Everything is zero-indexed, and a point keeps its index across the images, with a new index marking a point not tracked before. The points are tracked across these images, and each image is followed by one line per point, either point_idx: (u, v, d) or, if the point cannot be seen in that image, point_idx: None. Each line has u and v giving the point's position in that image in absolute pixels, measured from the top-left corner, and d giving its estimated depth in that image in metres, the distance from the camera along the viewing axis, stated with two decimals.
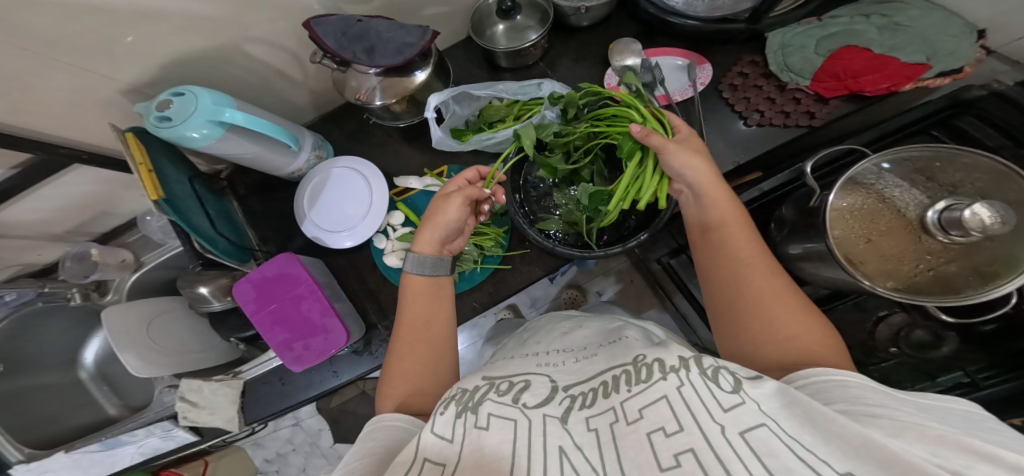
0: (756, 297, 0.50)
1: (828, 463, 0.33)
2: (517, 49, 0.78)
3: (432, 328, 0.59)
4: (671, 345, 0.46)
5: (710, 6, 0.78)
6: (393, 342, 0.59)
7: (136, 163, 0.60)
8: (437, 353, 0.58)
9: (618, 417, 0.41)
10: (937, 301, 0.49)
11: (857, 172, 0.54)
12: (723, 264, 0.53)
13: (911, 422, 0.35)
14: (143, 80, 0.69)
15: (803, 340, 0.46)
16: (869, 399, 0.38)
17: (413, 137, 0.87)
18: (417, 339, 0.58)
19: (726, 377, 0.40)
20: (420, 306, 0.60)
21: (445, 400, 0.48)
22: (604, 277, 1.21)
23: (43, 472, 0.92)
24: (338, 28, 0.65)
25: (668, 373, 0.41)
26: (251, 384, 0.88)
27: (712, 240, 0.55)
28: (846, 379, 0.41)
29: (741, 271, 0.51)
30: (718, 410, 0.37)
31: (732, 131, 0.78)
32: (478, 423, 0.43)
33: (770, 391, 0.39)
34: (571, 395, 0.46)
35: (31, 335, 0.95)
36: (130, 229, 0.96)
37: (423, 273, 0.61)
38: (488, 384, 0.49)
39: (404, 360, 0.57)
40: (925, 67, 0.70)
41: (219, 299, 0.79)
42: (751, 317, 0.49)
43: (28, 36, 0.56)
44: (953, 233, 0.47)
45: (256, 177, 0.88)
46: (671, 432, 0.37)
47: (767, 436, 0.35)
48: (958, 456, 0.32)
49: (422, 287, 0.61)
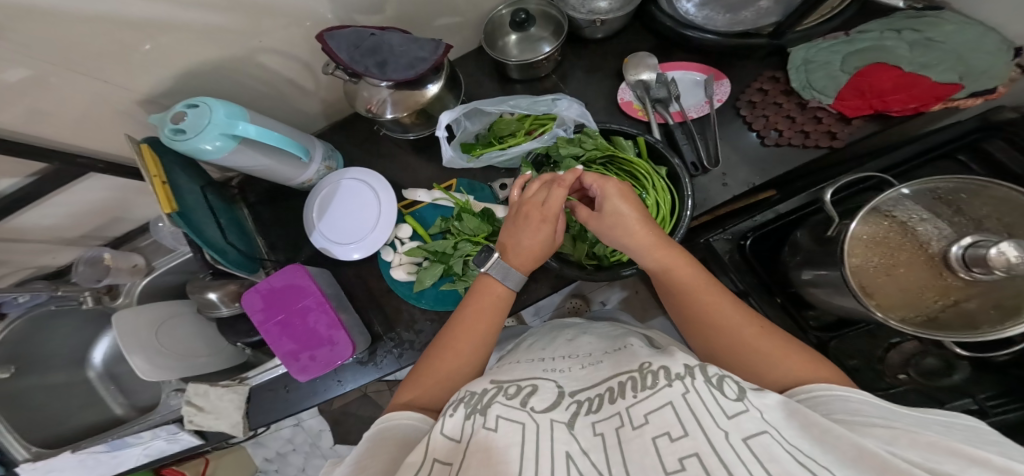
0: (733, 344, 0.49)
1: (828, 468, 0.33)
2: (530, 61, 0.78)
3: (486, 328, 0.59)
4: (677, 353, 0.45)
5: (730, 20, 0.77)
6: (442, 335, 0.60)
7: (151, 175, 0.61)
8: (470, 359, 0.57)
9: (624, 422, 0.40)
10: (954, 336, 0.47)
11: (880, 201, 0.52)
12: (704, 329, 0.52)
13: (905, 429, 0.36)
14: (159, 90, 0.69)
15: (796, 368, 0.45)
16: (871, 412, 0.39)
17: (424, 148, 0.87)
18: (468, 334, 0.58)
19: (730, 386, 0.40)
20: (487, 300, 0.61)
21: (453, 403, 0.48)
22: (608, 286, 1.20)
23: (48, 471, 0.93)
24: (352, 41, 0.65)
25: (673, 379, 0.40)
26: (256, 390, 0.89)
27: (681, 299, 0.54)
28: (848, 393, 0.41)
29: (716, 324, 0.51)
30: (723, 417, 0.36)
31: (747, 149, 0.76)
32: (487, 424, 0.42)
33: (774, 403, 0.39)
34: (577, 400, 0.46)
35: (41, 335, 0.96)
36: (142, 234, 0.97)
37: (507, 286, 0.62)
38: (496, 388, 0.48)
39: (445, 352, 0.57)
40: (957, 88, 0.68)
41: (227, 305, 0.80)
42: (744, 350, 0.48)
43: (47, 47, 0.56)
44: (976, 271, 0.45)
45: (267, 185, 0.88)
46: (675, 437, 0.36)
47: (769, 442, 0.34)
48: (951, 460, 0.33)
49: (491, 292, 0.61)
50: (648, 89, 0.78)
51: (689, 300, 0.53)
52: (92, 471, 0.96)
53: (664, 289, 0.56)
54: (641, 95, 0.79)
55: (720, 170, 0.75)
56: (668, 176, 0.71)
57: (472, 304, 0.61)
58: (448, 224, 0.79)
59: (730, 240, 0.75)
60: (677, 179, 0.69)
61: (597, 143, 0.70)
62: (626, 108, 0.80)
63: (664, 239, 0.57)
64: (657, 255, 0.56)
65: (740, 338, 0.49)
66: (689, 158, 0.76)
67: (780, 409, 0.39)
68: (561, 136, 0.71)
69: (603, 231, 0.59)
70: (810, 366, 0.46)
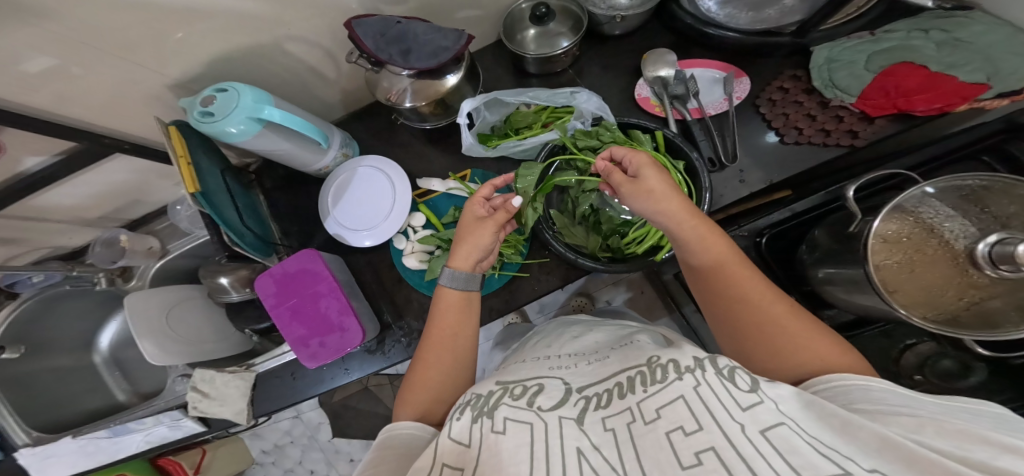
0: (759, 329, 0.49)
1: (853, 460, 0.33)
2: (547, 56, 0.78)
3: (458, 337, 0.58)
4: (685, 346, 0.45)
5: (754, 18, 0.76)
6: (421, 347, 0.59)
7: (177, 156, 0.61)
8: (456, 367, 0.57)
9: (634, 417, 0.40)
10: (975, 334, 0.47)
11: (904, 199, 0.51)
12: (739, 308, 0.50)
13: (931, 417, 0.37)
14: (188, 76, 0.70)
15: (820, 355, 0.46)
16: (892, 401, 0.39)
17: (440, 139, 0.87)
18: (445, 344, 0.58)
19: (743, 377, 0.39)
20: (457, 306, 0.60)
21: (460, 407, 0.48)
22: (614, 286, 1.20)
23: (48, 457, 0.91)
24: (378, 28, 0.65)
25: (683, 372, 0.40)
26: (262, 378, 0.88)
27: (722, 282, 0.52)
28: (867, 382, 0.42)
29: (752, 304, 0.50)
30: (736, 410, 0.36)
31: (765, 147, 0.75)
32: (495, 427, 0.42)
33: (788, 393, 0.39)
34: (585, 396, 0.45)
35: (51, 317, 0.98)
36: (159, 217, 0.98)
37: (456, 288, 0.60)
38: (502, 389, 0.48)
39: (428, 369, 0.56)
40: (984, 88, 0.67)
41: (237, 290, 0.80)
42: (773, 331, 0.48)
43: (84, 30, 0.57)
44: (1003, 268, 0.45)
45: (284, 172, 0.89)
46: (689, 432, 0.36)
47: (788, 433, 0.34)
48: (982, 449, 0.33)
49: (459, 300, 0.60)
50: (666, 85, 0.78)
51: (729, 283, 0.51)
52: (91, 459, 0.93)
53: (702, 280, 0.54)
54: (659, 91, 0.78)
55: (737, 167, 0.75)
56: (685, 170, 0.71)
57: (435, 323, 0.59)
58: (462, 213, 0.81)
59: (746, 236, 0.75)
60: (695, 174, 0.69)
61: (614, 136, 0.70)
62: (644, 103, 0.80)
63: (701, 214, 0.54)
64: (691, 225, 0.52)
65: (765, 321, 0.48)
66: (707, 154, 0.76)
67: (794, 399, 0.38)
68: (578, 128, 0.71)
69: (633, 200, 0.55)
70: (837, 349, 0.46)
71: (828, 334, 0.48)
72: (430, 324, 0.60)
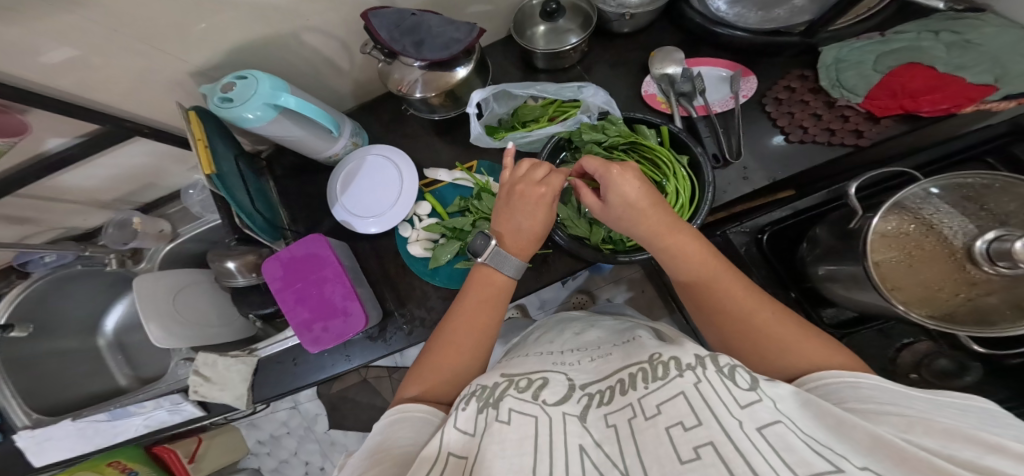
0: (753, 333, 0.49)
1: (847, 458, 0.33)
2: (556, 51, 0.79)
3: (482, 325, 0.59)
4: (687, 344, 0.45)
5: (763, 18, 0.78)
6: (441, 331, 0.60)
7: (194, 138, 0.63)
8: (473, 354, 0.58)
9: (635, 413, 0.41)
10: (973, 330, 0.48)
11: (905, 196, 0.52)
12: (727, 315, 0.52)
13: (918, 416, 0.37)
14: (208, 64, 0.72)
15: (811, 355, 0.46)
16: (881, 398, 0.40)
17: (448, 130, 0.88)
18: (467, 329, 0.59)
19: (742, 376, 0.40)
20: (482, 294, 0.61)
21: (464, 397, 0.49)
22: (615, 284, 1.21)
23: (45, 440, 0.91)
24: (393, 20, 0.67)
25: (685, 370, 0.41)
26: (262, 363, 0.89)
27: (709, 293, 0.53)
28: (856, 379, 0.42)
29: (742, 311, 0.51)
30: (735, 406, 0.37)
31: (770, 145, 0.76)
32: (499, 417, 0.43)
33: (787, 393, 0.39)
34: (588, 393, 0.46)
35: (60, 298, 1.00)
36: (171, 201, 1.00)
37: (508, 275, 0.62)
38: (508, 380, 0.49)
39: (447, 352, 0.57)
40: (991, 89, 0.68)
41: (243, 275, 0.82)
42: (759, 335, 0.49)
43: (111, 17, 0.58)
44: (1001, 265, 0.46)
45: (294, 160, 0.90)
46: (689, 427, 0.37)
47: (784, 432, 0.35)
48: (968, 448, 0.34)
49: (487, 289, 0.61)
50: (673, 83, 0.79)
51: (715, 294, 0.53)
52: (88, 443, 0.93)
53: (691, 292, 0.56)
54: (666, 88, 0.80)
55: (741, 165, 0.76)
56: (688, 165, 0.72)
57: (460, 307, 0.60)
58: (467, 203, 0.81)
59: (747, 233, 0.75)
60: (699, 169, 0.70)
61: (619, 130, 0.71)
62: (650, 100, 0.81)
63: (679, 228, 0.56)
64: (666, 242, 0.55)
65: (754, 326, 0.50)
66: (711, 150, 0.77)
67: (793, 399, 0.39)
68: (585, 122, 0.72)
69: (613, 216, 0.58)
70: (827, 351, 0.46)
71: (816, 335, 0.48)
72: (453, 310, 0.61)
